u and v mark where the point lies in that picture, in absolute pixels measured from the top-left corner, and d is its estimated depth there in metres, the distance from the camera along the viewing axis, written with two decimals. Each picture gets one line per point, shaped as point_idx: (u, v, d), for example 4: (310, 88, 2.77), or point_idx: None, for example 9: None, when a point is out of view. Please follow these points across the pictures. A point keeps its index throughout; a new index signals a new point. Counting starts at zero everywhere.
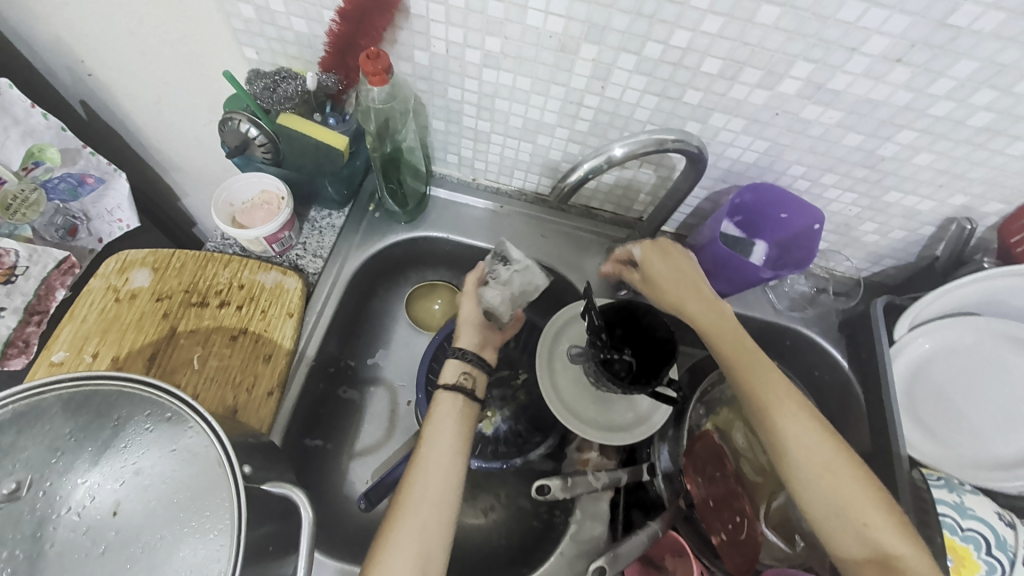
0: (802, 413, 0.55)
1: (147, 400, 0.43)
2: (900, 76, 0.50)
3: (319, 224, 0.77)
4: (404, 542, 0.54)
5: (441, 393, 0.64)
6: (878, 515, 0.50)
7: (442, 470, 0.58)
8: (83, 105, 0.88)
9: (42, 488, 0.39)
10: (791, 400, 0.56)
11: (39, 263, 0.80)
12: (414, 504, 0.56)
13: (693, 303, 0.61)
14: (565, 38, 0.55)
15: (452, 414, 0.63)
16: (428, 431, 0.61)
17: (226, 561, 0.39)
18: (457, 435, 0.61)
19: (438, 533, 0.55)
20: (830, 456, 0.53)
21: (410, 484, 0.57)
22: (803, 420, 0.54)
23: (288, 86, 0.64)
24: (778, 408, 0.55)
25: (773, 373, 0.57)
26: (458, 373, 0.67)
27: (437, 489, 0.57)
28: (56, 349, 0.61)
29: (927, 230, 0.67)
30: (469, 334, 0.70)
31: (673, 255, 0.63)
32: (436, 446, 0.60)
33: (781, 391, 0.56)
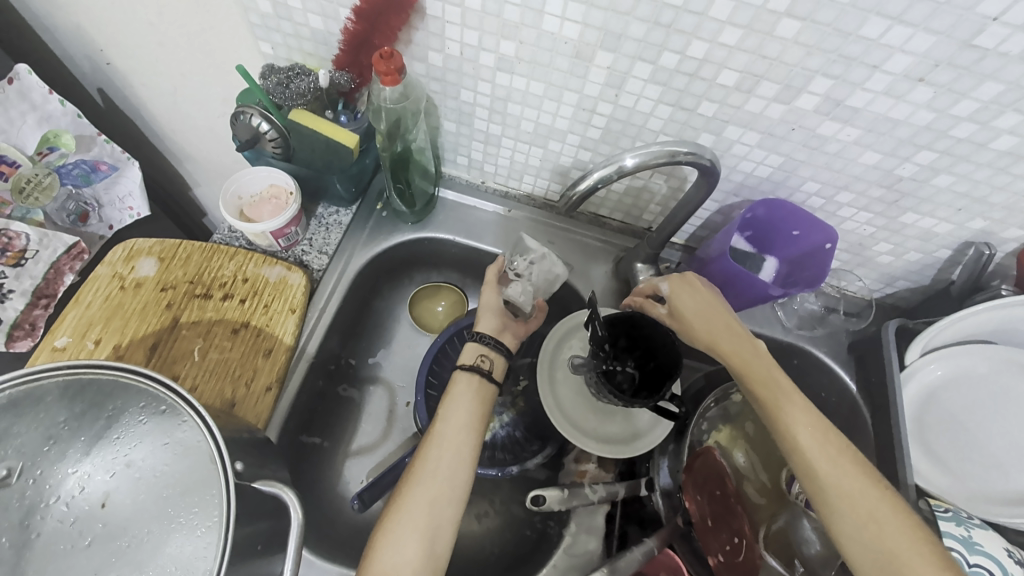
0: (847, 462, 0.51)
1: (144, 392, 0.43)
2: (921, 95, 0.49)
3: (326, 220, 0.76)
4: (412, 516, 0.53)
5: (460, 373, 0.64)
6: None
7: (456, 448, 0.58)
8: (100, 93, 0.89)
9: (33, 475, 0.39)
10: (831, 444, 0.52)
11: (48, 247, 0.81)
12: (426, 480, 0.55)
13: (723, 340, 0.58)
14: (580, 44, 0.54)
15: (469, 393, 0.62)
16: (445, 408, 0.61)
17: (213, 559, 0.38)
18: (472, 415, 0.61)
19: (448, 511, 0.55)
20: (879, 510, 0.49)
21: (423, 460, 0.57)
22: (848, 471, 0.50)
23: (301, 82, 0.63)
24: (821, 456, 0.51)
25: (813, 417, 0.53)
26: (476, 356, 0.66)
27: (450, 466, 0.57)
28: (59, 334, 0.62)
29: (943, 253, 0.65)
30: (489, 319, 0.69)
31: (702, 288, 0.60)
32: (451, 424, 0.59)
33: (824, 438, 0.52)
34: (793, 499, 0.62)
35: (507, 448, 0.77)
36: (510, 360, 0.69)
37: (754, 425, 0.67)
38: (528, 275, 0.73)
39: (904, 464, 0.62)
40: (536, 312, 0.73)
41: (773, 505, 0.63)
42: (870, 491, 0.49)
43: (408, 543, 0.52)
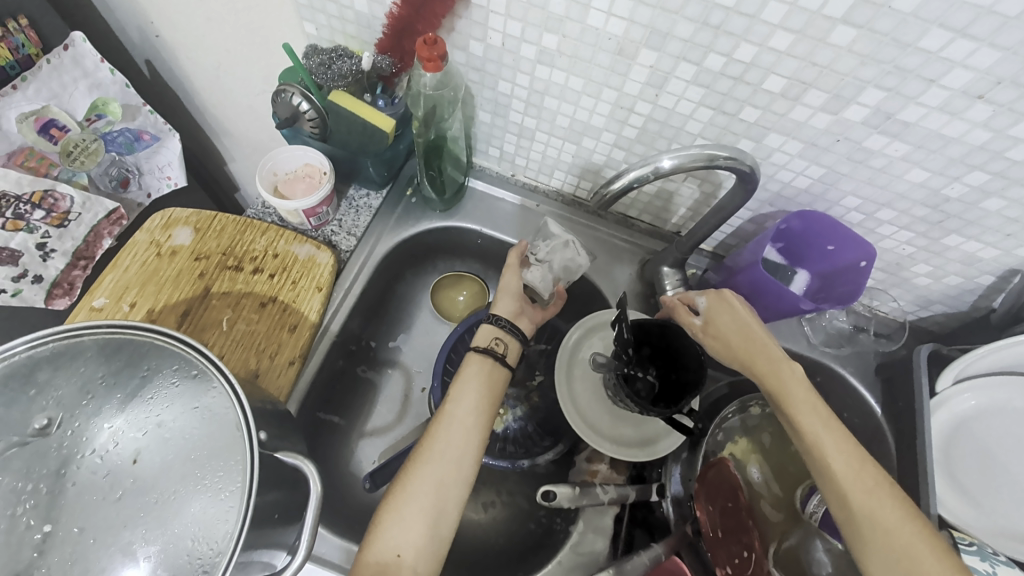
0: (889, 505, 0.48)
1: (177, 355, 0.44)
2: (978, 113, 0.47)
3: (357, 203, 0.77)
4: (418, 494, 0.54)
5: (472, 355, 0.65)
6: None
7: (465, 430, 0.58)
8: (147, 65, 0.91)
9: (70, 427, 0.41)
10: (867, 475, 0.49)
11: (91, 211, 0.84)
12: (434, 461, 0.56)
13: (760, 359, 0.55)
14: (625, 41, 0.54)
15: (480, 376, 0.63)
16: (455, 390, 0.61)
17: (234, 523, 0.40)
18: (480, 397, 0.61)
19: (453, 492, 0.56)
20: (920, 560, 0.45)
21: (431, 439, 0.57)
22: (889, 513, 0.47)
23: (343, 64, 0.64)
24: (860, 494, 0.48)
25: (856, 453, 0.50)
26: (490, 338, 0.66)
27: (458, 448, 0.57)
28: (97, 295, 0.64)
29: (985, 279, 0.63)
30: (507, 303, 0.69)
31: (743, 308, 0.58)
32: (461, 407, 0.60)
33: (865, 477, 0.49)
34: (807, 518, 0.60)
35: (519, 441, 0.78)
36: (525, 345, 0.69)
37: (770, 437, 0.66)
38: (549, 261, 0.74)
39: (927, 493, 0.60)
40: (555, 298, 0.75)
41: (788, 523, 0.62)
42: (911, 538, 0.46)
43: (413, 521, 0.53)
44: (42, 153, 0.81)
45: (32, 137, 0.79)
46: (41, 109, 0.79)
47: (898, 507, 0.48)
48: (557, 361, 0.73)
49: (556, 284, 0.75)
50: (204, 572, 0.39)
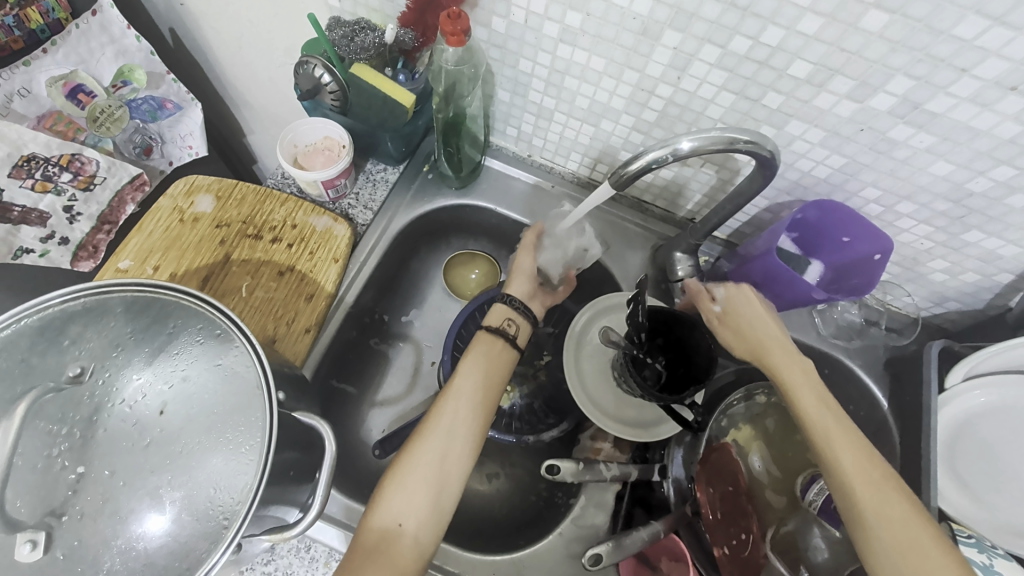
0: (900, 511, 0.46)
1: (201, 315, 0.46)
2: (1010, 105, 0.46)
3: (374, 176, 0.78)
4: (422, 466, 0.55)
5: (482, 332, 0.66)
6: None
7: (471, 404, 0.60)
8: (171, 33, 0.92)
9: (102, 377, 0.43)
10: (876, 471, 0.48)
11: (115, 176, 0.85)
12: (439, 435, 0.57)
13: (773, 352, 0.56)
14: (649, 21, 0.53)
15: (489, 352, 0.64)
16: (465, 365, 0.62)
17: (253, 475, 0.42)
18: (489, 373, 0.62)
19: (457, 465, 0.57)
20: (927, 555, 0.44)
21: (438, 413, 0.59)
22: (900, 520, 0.46)
23: (366, 36, 0.64)
24: (868, 496, 0.47)
25: (868, 454, 0.49)
26: (502, 318, 0.67)
27: (464, 422, 0.59)
28: (123, 257, 0.66)
29: (1004, 277, 0.62)
30: (520, 283, 0.71)
31: (760, 306, 0.59)
32: (469, 382, 0.61)
33: (875, 479, 0.48)
34: (806, 506, 0.61)
35: (524, 417, 0.79)
36: (535, 328, 0.70)
37: (774, 421, 0.66)
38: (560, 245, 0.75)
39: (929, 486, 0.61)
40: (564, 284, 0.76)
41: (786, 509, 0.62)
42: (924, 547, 0.45)
43: (417, 492, 0.54)
44: (69, 118, 0.83)
45: (60, 101, 0.82)
46: (69, 74, 0.82)
47: (909, 514, 0.46)
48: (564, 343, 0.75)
49: (567, 270, 0.76)
50: (225, 519, 0.41)
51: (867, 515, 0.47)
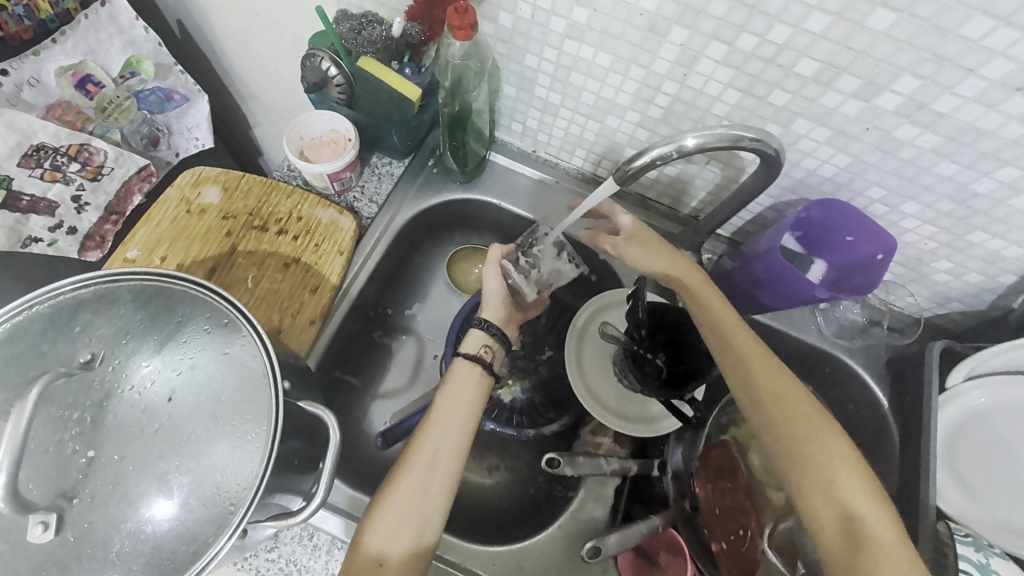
0: (793, 400, 0.56)
1: (209, 305, 0.47)
2: (1016, 106, 0.46)
3: (379, 170, 0.79)
4: (401, 505, 0.56)
5: (459, 360, 0.65)
6: (844, 462, 0.53)
7: (450, 440, 0.60)
8: (179, 25, 0.92)
9: (112, 363, 0.43)
10: (762, 355, 0.58)
11: (123, 166, 0.86)
12: (417, 472, 0.57)
13: (676, 263, 0.63)
14: (656, 18, 0.53)
15: (468, 383, 0.64)
16: (442, 398, 0.62)
17: (259, 462, 0.42)
18: (470, 404, 0.62)
19: (437, 500, 0.57)
20: (803, 415, 0.55)
21: (417, 449, 0.59)
22: (793, 407, 0.56)
23: (373, 30, 0.65)
24: (767, 395, 0.56)
25: (766, 355, 0.58)
26: (480, 345, 0.67)
27: (442, 457, 0.59)
28: (131, 247, 0.67)
29: (1007, 278, 0.62)
30: (495, 308, 0.70)
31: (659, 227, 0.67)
32: (448, 416, 0.61)
33: (772, 377, 0.57)
34: None
35: (525, 411, 0.80)
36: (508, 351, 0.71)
37: None
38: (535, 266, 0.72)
39: (927, 485, 0.61)
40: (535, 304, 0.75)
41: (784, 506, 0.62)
42: (813, 427, 0.55)
43: (397, 528, 0.55)
44: (78, 108, 0.83)
45: (70, 91, 0.81)
46: (77, 64, 0.81)
47: (800, 402, 0.56)
48: (567, 335, 0.76)
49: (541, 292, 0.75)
50: (232, 505, 0.42)
51: (770, 412, 0.56)
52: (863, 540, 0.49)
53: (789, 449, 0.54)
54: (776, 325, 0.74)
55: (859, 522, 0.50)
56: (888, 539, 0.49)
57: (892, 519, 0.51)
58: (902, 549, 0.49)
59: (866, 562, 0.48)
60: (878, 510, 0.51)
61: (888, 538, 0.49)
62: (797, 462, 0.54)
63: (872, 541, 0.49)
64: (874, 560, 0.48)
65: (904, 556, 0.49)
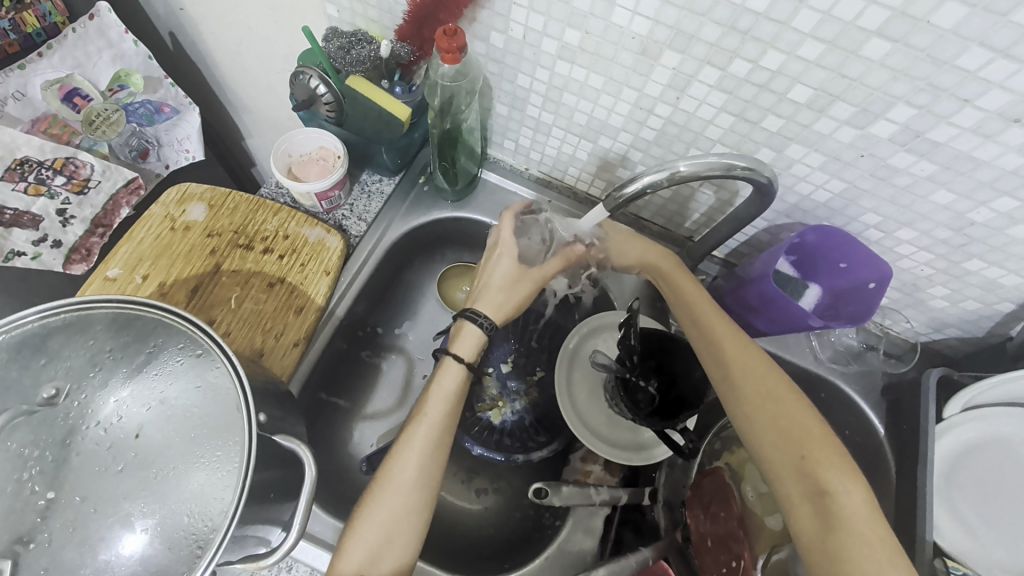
0: (764, 380, 0.56)
1: (183, 334, 0.45)
2: (1013, 137, 0.45)
3: (369, 187, 0.78)
4: (382, 519, 0.54)
5: (449, 362, 0.61)
6: (816, 440, 0.53)
7: (433, 454, 0.58)
8: (171, 37, 0.91)
9: (78, 398, 0.42)
10: (737, 334, 0.60)
11: (110, 179, 0.84)
12: (398, 487, 0.56)
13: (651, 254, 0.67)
14: (648, 41, 0.52)
15: (452, 391, 0.61)
16: (428, 407, 0.59)
17: (229, 500, 0.41)
18: (448, 417, 0.59)
19: (416, 514, 0.55)
20: (774, 391, 0.56)
21: (398, 464, 0.57)
22: (764, 385, 0.56)
23: (361, 50, 0.64)
24: (742, 375, 0.57)
25: (738, 335, 0.60)
26: (474, 348, 0.63)
27: (423, 472, 0.57)
28: (112, 266, 0.65)
29: (1005, 306, 0.61)
30: (494, 298, 0.64)
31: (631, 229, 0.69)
32: (434, 425, 0.58)
33: (745, 354, 0.58)
34: None
35: (515, 434, 0.78)
36: None
37: None
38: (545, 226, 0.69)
39: (923, 519, 0.59)
40: None
41: (780, 536, 0.61)
42: (785, 404, 0.55)
43: (377, 546, 0.53)
44: (65, 121, 0.82)
45: (56, 105, 0.80)
46: (65, 77, 0.81)
47: (772, 381, 0.56)
48: (558, 358, 0.75)
49: None
50: (198, 547, 0.40)
51: (741, 391, 0.57)
52: (834, 517, 0.49)
53: (761, 427, 0.55)
54: (771, 350, 0.73)
55: (831, 500, 0.50)
56: (860, 516, 0.48)
57: (867, 495, 0.50)
58: (876, 526, 0.48)
59: (837, 539, 0.48)
60: (852, 487, 0.50)
61: (861, 516, 0.48)
62: (767, 439, 0.54)
63: (844, 518, 0.49)
64: (845, 538, 0.48)
65: (877, 532, 0.48)
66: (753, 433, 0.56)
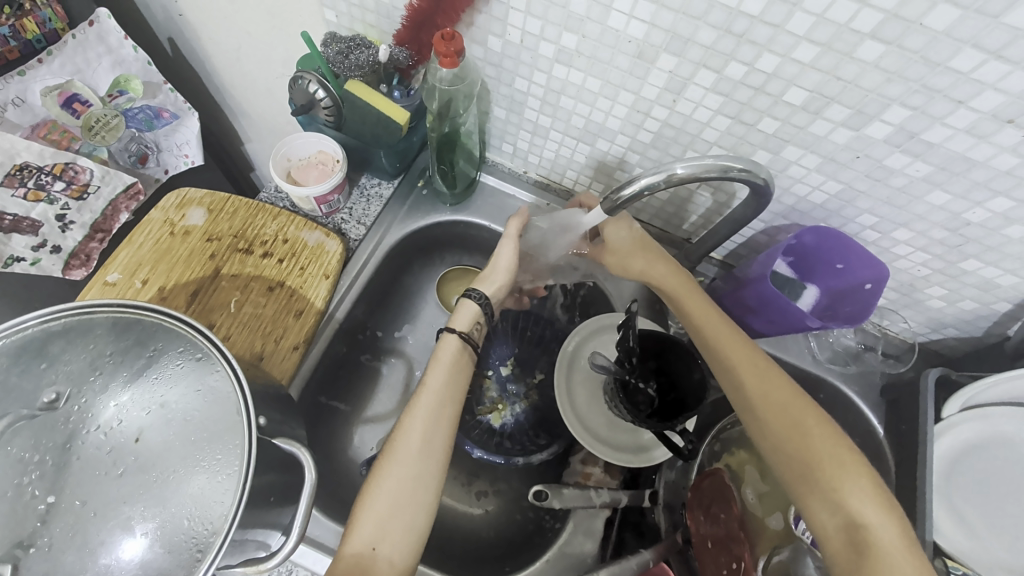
0: (790, 407, 0.54)
1: (183, 338, 0.45)
2: (1007, 138, 0.46)
3: (368, 191, 0.78)
4: (391, 491, 0.54)
5: (448, 336, 0.63)
6: (845, 468, 0.50)
7: (438, 423, 0.58)
8: (170, 43, 0.91)
9: (78, 402, 0.42)
10: (758, 358, 0.57)
11: (109, 184, 0.84)
12: (405, 458, 0.56)
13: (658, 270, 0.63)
14: (644, 45, 0.53)
15: (454, 363, 0.62)
16: (430, 379, 0.60)
17: (229, 503, 0.41)
18: (452, 388, 0.60)
19: (428, 482, 0.56)
20: (799, 416, 0.53)
21: (403, 435, 0.57)
22: (790, 413, 0.53)
23: (360, 54, 0.64)
24: (765, 401, 0.54)
25: (757, 358, 0.57)
26: (472, 323, 0.65)
27: (430, 441, 0.57)
28: (111, 270, 0.65)
29: (1001, 306, 0.61)
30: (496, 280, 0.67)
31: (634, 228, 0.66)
32: (437, 395, 0.59)
33: (765, 378, 0.55)
34: (799, 536, 0.60)
35: (515, 437, 0.79)
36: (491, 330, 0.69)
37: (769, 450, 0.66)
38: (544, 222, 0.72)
39: (923, 518, 0.59)
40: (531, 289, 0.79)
41: (779, 537, 0.61)
42: (810, 430, 0.52)
43: (388, 516, 0.53)
44: (64, 127, 0.82)
45: (55, 110, 0.81)
46: (64, 83, 0.81)
47: (799, 409, 0.53)
48: (557, 361, 0.75)
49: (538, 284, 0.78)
50: (197, 551, 0.40)
51: (764, 417, 0.54)
52: (870, 552, 0.46)
53: (785, 455, 0.53)
54: (770, 351, 0.73)
55: (864, 530, 0.47)
56: (896, 548, 0.46)
57: (903, 529, 0.47)
58: (913, 562, 0.45)
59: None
60: (884, 518, 0.47)
61: (897, 548, 0.46)
62: (793, 467, 0.52)
63: (880, 552, 0.45)
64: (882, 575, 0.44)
65: (916, 568, 0.45)
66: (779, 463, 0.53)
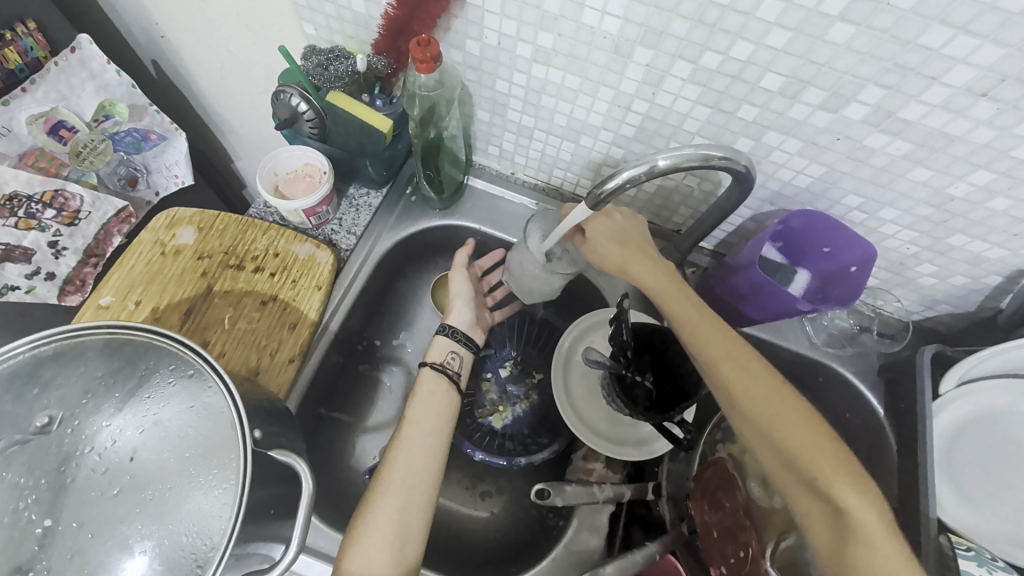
0: (770, 398, 0.53)
1: (175, 355, 0.46)
2: (982, 111, 0.46)
3: (357, 201, 0.78)
4: (380, 526, 0.55)
5: (425, 370, 0.67)
6: (827, 457, 0.50)
7: (422, 450, 0.60)
8: (153, 65, 0.92)
9: (71, 424, 0.42)
10: (737, 348, 0.55)
11: (100, 209, 0.86)
12: (393, 491, 0.57)
13: (635, 266, 0.61)
14: (620, 40, 0.53)
15: (435, 393, 0.66)
16: (411, 411, 0.63)
17: (229, 517, 0.41)
18: (435, 417, 0.63)
19: (417, 515, 0.57)
20: (780, 406, 0.52)
21: (390, 467, 0.59)
22: (772, 404, 0.52)
23: (339, 65, 0.64)
24: (746, 397, 0.53)
25: (736, 348, 0.55)
26: (446, 352, 0.70)
27: (419, 475, 0.59)
28: (104, 293, 0.66)
29: (993, 279, 0.61)
30: (461, 310, 0.74)
31: (618, 217, 0.63)
32: (418, 426, 0.62)
33: (746, 373, 0.54)
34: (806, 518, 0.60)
35: (519, 439, 0.79)
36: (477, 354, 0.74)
37: None
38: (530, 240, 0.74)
39: (927, 496, 0.59)
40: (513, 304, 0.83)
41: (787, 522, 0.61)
42: (791, 420, 0.51)
43: (377, 550, 0.54)
44: (52, 153, 0.82)
45: (43, 138, 0.81)
46: (49, 111, 0.80)
47: (779, 400, 0.52)
48: (553, 359, 0.75)
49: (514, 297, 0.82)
50: (199, 566, 0.40)
51: (747, 411, 0.53)
52: (852, 537, 0.47)
53: (767, 447, 0.52)
54: (766, 337, 0.74)
55: (846, 516, 0.47)
56: (875, 531, 0.46)
57: (880, 510, 0.48)
58: (892, 540, 0.46)
59: (856, 558, 0.46)
60: (863, 502, 0.47)
61: (876, 530, 0.46)
62: (777, 459, 0.52)
63: (861, 536, 0.46)
64: (863, 557, 0.46)
65: (894, 547, 0.46)
66: (763, 453, 0.53)
